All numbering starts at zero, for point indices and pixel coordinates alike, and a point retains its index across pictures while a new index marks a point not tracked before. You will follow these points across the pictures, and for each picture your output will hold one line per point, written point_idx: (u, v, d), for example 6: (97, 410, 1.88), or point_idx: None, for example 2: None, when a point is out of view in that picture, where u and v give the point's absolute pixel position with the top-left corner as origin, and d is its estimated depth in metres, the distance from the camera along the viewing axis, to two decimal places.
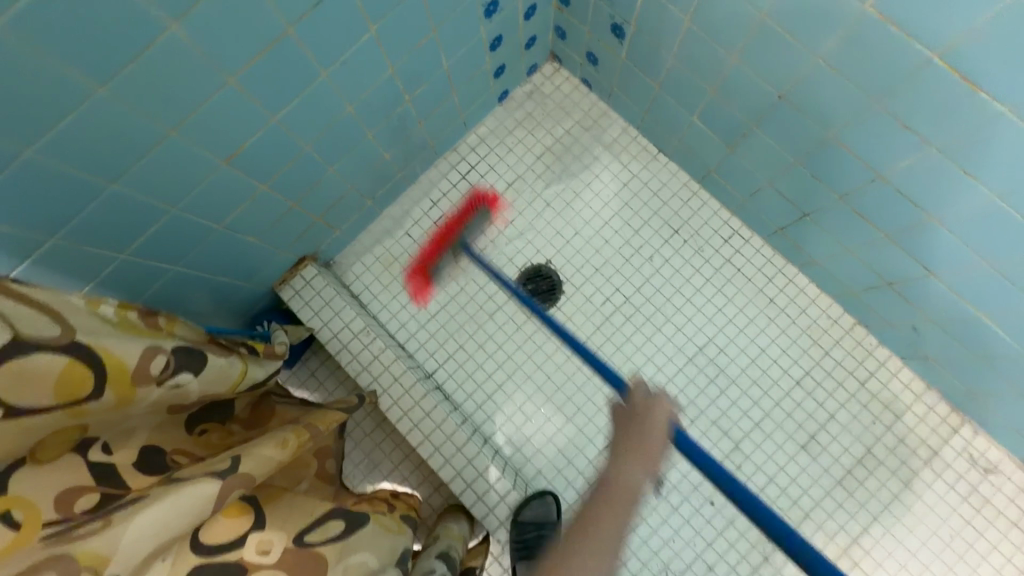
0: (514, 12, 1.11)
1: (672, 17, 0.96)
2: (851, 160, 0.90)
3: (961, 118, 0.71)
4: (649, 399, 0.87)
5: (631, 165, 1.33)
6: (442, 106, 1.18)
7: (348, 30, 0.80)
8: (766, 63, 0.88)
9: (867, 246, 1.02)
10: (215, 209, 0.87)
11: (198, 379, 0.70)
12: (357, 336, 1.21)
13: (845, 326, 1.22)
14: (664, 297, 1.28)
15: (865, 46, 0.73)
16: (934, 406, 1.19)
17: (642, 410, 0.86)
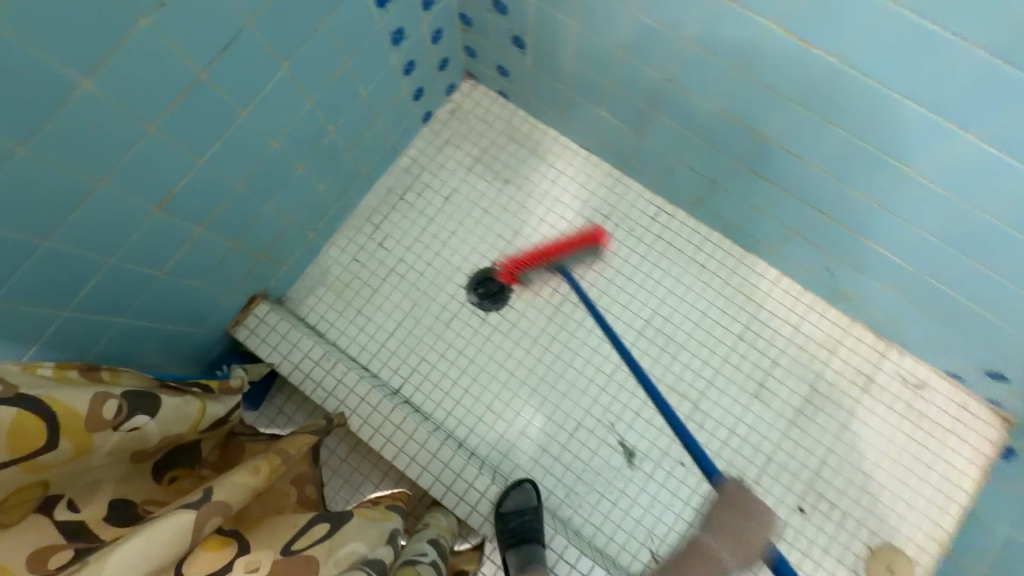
0: (420, 37, 1.18)
1: (561, 23, 1.05)
2: (738, 128, 1.00)
3: (806, 72, 0.80)
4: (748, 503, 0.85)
5: (557, 164, 1.42)
6: (367, 132, 1.24)
7: (259, 70, 0.85)
8: (647, 53, 0.97)
9: (770, 202, 1.12)
10: (153, 257, 0.90)
11: (155, 420, 0.73)
12: (317, 364, 1.24)
13: (773, 279, 1.33)
14: (607, 280, 1.36)
15: (719, 25, 0.83)
16: (863, 338, 1.30)
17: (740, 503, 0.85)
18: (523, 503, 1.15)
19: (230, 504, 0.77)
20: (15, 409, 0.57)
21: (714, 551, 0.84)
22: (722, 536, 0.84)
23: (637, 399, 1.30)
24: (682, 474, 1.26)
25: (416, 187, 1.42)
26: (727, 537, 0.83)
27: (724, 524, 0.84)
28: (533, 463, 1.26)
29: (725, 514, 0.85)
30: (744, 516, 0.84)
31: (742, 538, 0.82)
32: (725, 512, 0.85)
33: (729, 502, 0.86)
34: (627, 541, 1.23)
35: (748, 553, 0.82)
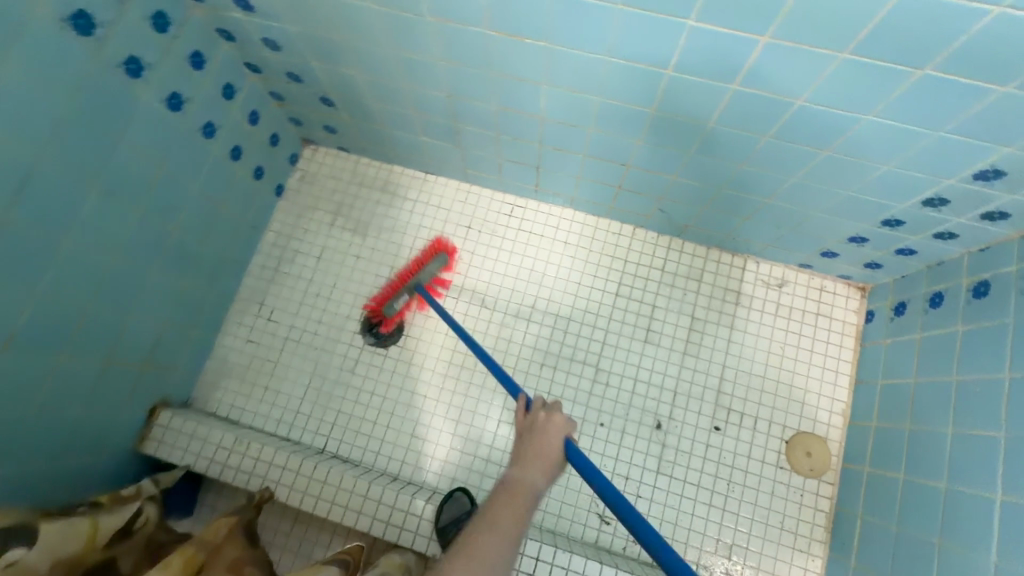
0: (235, 123, 1.27)
1: (347, 75, 1.16)
2: (523, 117, 1.12)
3: (534, 59, 0.93)
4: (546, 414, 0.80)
5: (410, 195, 1.52)
6: (217, 221, 1.31)
7: (66, 198, 0.91)
8: (421, 79, 1.09)
9: (586, 168, 1.25)
10: (18, 399, 0.93)
11: (35, 549, 0.76)
12: (232, 450, 1.25)
13: (628, 234, 1.45)
14: (485, 282, 1.45)
15: (452, 41, 0.95)
16: (720, 258, 1.43)
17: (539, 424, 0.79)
18: (457, 512, 1.21)
19: None
20: None
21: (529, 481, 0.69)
22: (533, 459, 0.73)
23: (544, 380, 1.37)
24: (605, 433, 1.33)
25: (288, 256, 1.49)
26: (529, 450, 0.75)
27: (519, 449, 0.75)
28: (468, 471, 1.32)
29: (519, 442, 0.77)
30: (535, 432, 0.78)
31: (543, 449, 0.75)
32: (525, 440, 0.77)
33: (525, 417, 0.82)
34: (575, 512, 1.28)
35: (549, 460, 0.73)
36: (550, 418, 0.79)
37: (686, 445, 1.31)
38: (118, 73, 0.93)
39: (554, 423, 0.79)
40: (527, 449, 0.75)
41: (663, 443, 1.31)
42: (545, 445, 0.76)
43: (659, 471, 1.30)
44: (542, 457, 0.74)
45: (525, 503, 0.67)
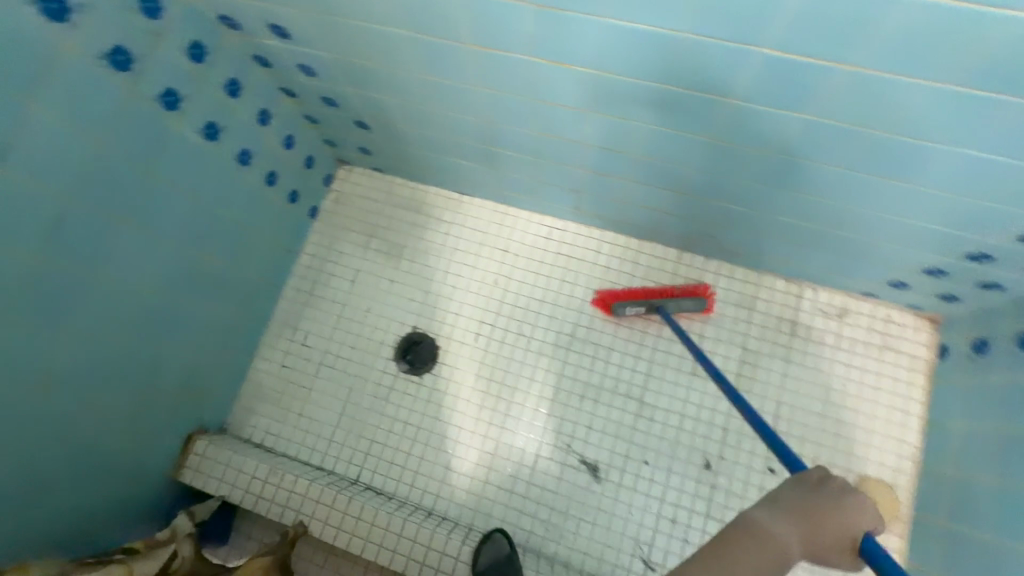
0: (270, 148, 1.25)
1: (380, 101, 1.12)
2: (565, 143, 1.06)
3: (578, 87, 0.87)
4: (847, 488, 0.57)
5: (445, 216, 1.47)
6: (252, 248, 1.29)
7: (100, 238, 0.90)
8: (459, 106, 1.04)
9: (630, 194, 1.18)
10: (53, 436, 0.93)
11: None
12: (266, 481, 1.24)
13: (675, 258, 1.37)
14: (522, 308, 1.39)
15: (493, 71, 0.90)
16: (775, 285, 1.33)
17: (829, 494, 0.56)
18: (497, 554, 1.15)
19: None
20: None
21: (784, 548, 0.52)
22: (803, 524, 0.54)
23: (585, 414, 1.31)
24: (650, 472, 1.26)
25: (323, 280, 1.47)
26: (804, 512, 0.55)
27: (788, 501, 0.56)
28: (505, 507, 1.26)
29: (795, 496, 0.57)
30: (832, 503, 0.55)
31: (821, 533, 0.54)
32: (806, 500, 0.56)
33: (811, 489, 0.57)
34: (619, 556, 1.21)
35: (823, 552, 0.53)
36: (860, 501, 0.56)
37: (738, 488, 1.23)
38: (154, 105, 0.91)
39: (862, 514, 0.56)
40: (801, 510, 0.55)
41: (712, 485, 1.24)
42: (823, 526, 0.54)
43: (709, 515, 1.22)
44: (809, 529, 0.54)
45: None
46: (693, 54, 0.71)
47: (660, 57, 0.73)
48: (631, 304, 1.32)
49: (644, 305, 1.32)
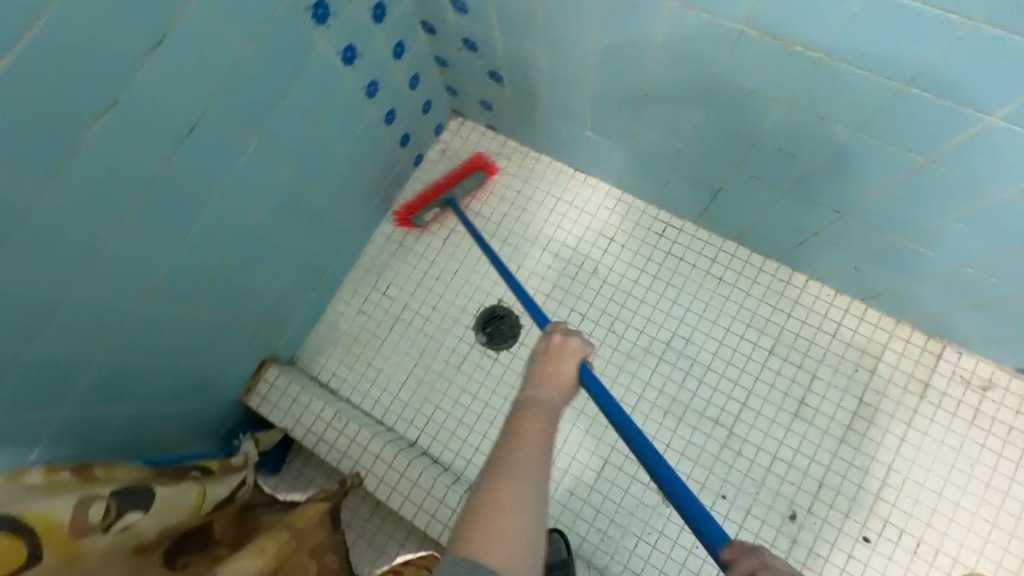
0: (396, 84, 1.17)
1: (530, 52, 1.01)
2: (726, 133, 0.94)
3: (787, 67, 0.74)
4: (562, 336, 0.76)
5: (554, 190, 1.37)
6: (357, 186, 1.23)
7: (230, 147, 0.84)
8: (619, 71, 0.93)
9: (777, 204, 1.05)
10: (149, 342, 0.90)
11: (150, 515, 0.72)
12: (329, 425, 1.22)
13: (799, 285, 1.24)
14: (619, 304, 1.29)
15: (684, 35, 0.78)
16: (910, 338, 1.19)
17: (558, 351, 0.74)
18: (552, 556, 1.10)
19: None
20: None
21: (545, 398, 0.65)
22: (543, 381, 0.70)
23: (665, 429, 1.21)
24: (726, 509, 1.16)
25: (416, 232, 1.40)
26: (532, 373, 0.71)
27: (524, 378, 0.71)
28: (563, 507, 1.18)
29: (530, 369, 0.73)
30: (555, 357, 0.73)
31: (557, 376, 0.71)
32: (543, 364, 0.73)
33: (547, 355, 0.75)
34: None
35: (568, 383, 0.70)
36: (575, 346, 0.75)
37: (823, 549, 1.12)
38: (306, 15, 0.84)
39: (570, 347, 0.75)
40: (542, 374, 0.71)
41: (794, 538, 1.13)
42: (559, 372, 0.71)
43: None
44: (554, 377, 0.70)
45: (550, 415, 0.62)
46: (976, 55, 0.60)
47: (936, 50, 0.61)
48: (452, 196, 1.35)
49: (438, 202, 1.35)
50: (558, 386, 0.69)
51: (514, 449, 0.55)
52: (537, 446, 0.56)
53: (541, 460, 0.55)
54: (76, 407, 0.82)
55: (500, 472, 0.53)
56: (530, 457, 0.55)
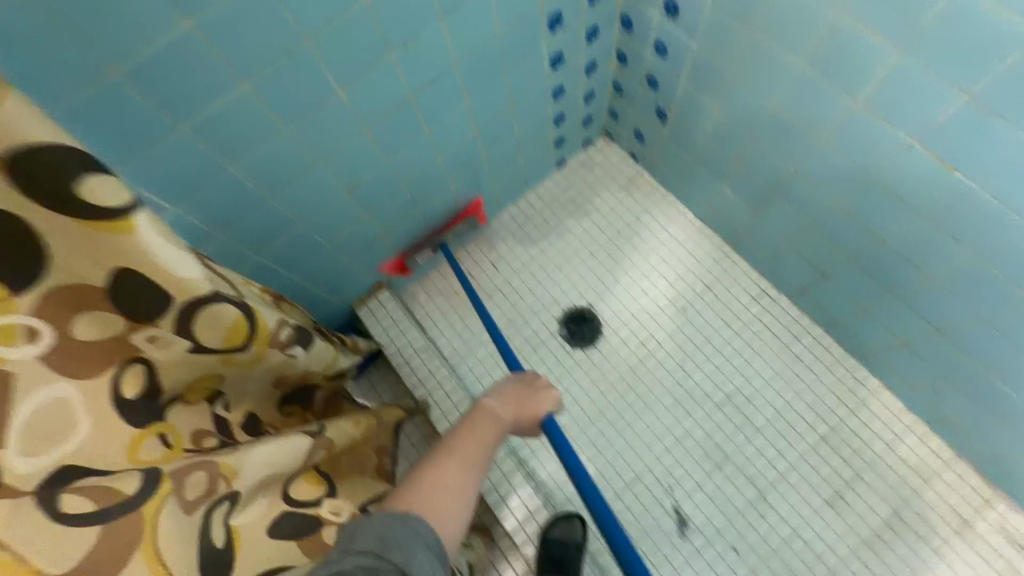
0: (576, 95, 1.33)
1: (706, 105, 1.15)
2: (861, 227, 1.03)
3: (942, 186, 0.84)
4: (526, 383, 0.95)
5: (670, 228, 1.50)
6: (510, 167, 1.39)
7: (451, 99, 1.02)
8: (783, 144, 1.05)
9: (880, 305, 1.13)
10: (326, 228, 1.08)
11: (305, 354, 0.90)
12: (416, 353, 1.41)
13: (871, 388, 1.30)
14: (695, 346, 1.40)
15: (858, 132, 0.89)
16: (965, 475, 1.23)
17: (527, 389, 0.94)
18: (568, 536, 1.21)
19: (335, 442, 0.93)
20: (236, 312, 0.73)
21: (495, 410, 0.82)
22: (506, 401, 0.89)
23: (700, 470, 1.30)
24: (733, 560, 1.23)
25: (537, 222, 1.54)
26: (515, 401, 0.89)
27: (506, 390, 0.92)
28: (583, 501, 1.28)
29: (511, 386, 0.93)
30: (526, 389, 0.94)
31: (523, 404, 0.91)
32: (516, 392, 0.92)
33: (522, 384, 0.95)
34: None
35: (524, 412, 0.90)
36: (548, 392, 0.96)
37: None
38: (544, 20, 1.02)
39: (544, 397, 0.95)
40: (512, 394, 0.91)
41: None
42: (519, 401, 0.91)
43: None
44: (513, 406, 0.89)
45: (491, 425, 0.78)
46: None
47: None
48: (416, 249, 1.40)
49: (430, 245, 1.41)
50: (512, 410, 0.88)
51: (448, 464, 0.66)
52: (468, 467, 0.68)
53: (461, 477, 0.66)
54: (262, 256, 1.01)
55: (423, 473, 0.65)
56: (454, 473, 0.66)
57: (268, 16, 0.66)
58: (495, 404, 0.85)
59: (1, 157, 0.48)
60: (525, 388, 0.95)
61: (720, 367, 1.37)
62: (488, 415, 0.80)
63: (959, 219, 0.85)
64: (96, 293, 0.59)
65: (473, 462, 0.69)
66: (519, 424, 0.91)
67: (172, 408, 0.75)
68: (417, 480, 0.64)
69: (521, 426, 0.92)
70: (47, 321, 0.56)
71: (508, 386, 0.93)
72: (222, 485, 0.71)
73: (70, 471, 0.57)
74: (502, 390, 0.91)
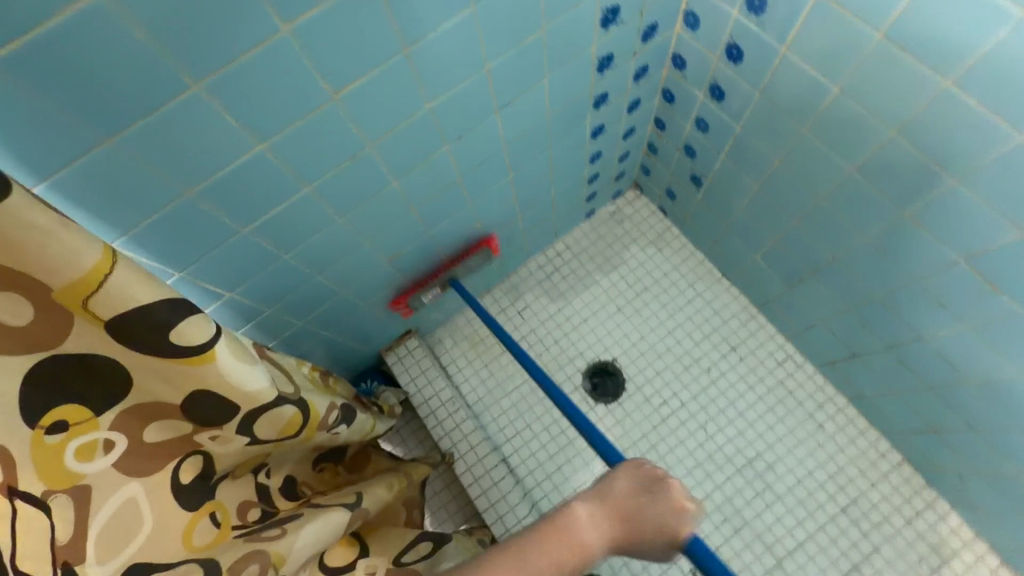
0: (612, 156, 1.34)
1: (744, 183, 1.16)
2: (895, 320, 1.04)
3: (985, 301, 0.84)
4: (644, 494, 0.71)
5: (697, 286, 1.51)
6: (543, 222, 1.41)
7: (495, 175, 1.04)
8: (822, 233, 1.05)
9: (910, 391, 1.14)
10: (364, 291, 1.11)
11: (347, 429, 0.92)
12: (444, 404, 1.41)
13: (893, 462, 1.31)
14: (718, 407, 1.41)
15: (900, 238, 0.90)
16: (984, 556, 1.23)
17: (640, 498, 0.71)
18: None
19: (370, 510, 0.92)
20: (294, 409, 0.74)
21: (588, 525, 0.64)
22: (603, 516, 0.67)
23: (719, 534, 1.31)
24: None
25: (564, 272, 1.56)
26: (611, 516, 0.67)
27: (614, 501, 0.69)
28: (601, 558, 1.30)
29: (628, 498, 0.70)
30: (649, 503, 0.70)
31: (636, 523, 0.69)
32: (632, 500, 0.70)
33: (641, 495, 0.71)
34: None
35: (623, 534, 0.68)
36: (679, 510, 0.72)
37: None
38: (590, 101, 1.03)
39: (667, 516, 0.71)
40: (616, 506, 0.68)
41: None
42: (624, 517, 0.69)
43: None
44: (615, 519, 0.68)
45: (583, 548, 0.62)
46: None
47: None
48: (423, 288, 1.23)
49: (440, 283, 1.26)
50: (613, 528, 0.67)
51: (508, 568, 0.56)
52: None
53: None
54: (303, 321, 1.04)
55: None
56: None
57: (337, 131, 0.68)
58: (593, 511, 0.66)
59: (111, 318, 0.53)
60: (638, 496, 0.71)
61: (742, 431, 1.38)
62: (580, 530, 0.64)
63: (1004, 333, 0.86)
64: (165, 405, 0.62)
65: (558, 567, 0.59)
66: (625, 545, 0.69)
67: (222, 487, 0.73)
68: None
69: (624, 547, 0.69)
70: (122, 434, 0.59)
71: (619, 487, 0.71)
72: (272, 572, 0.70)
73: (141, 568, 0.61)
74: (608, 489, 0.70)
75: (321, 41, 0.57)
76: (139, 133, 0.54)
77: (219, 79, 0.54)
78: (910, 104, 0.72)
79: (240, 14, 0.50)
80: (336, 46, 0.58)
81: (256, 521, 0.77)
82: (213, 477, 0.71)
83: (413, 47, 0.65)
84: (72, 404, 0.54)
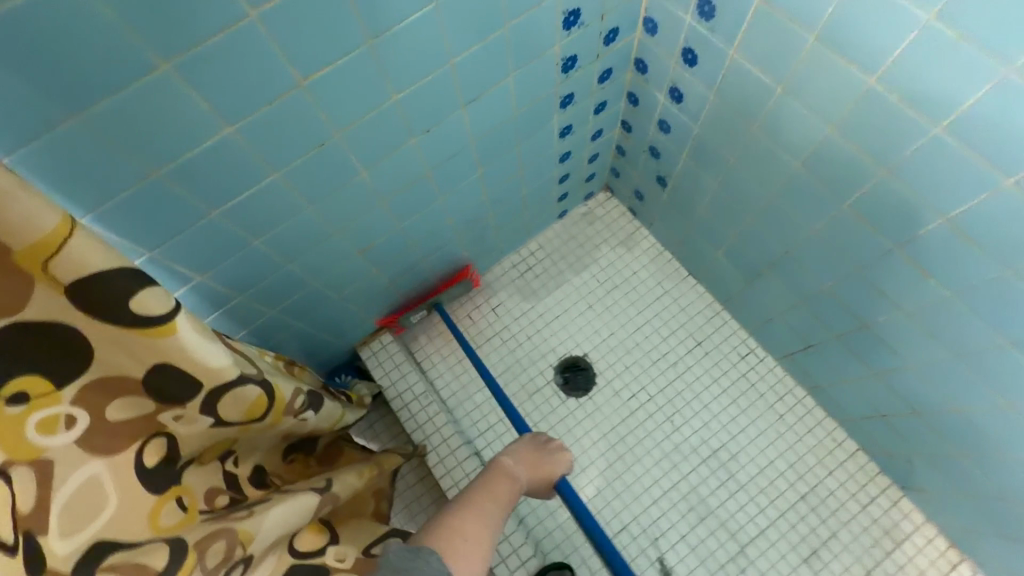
0: (580, 157, 1.39)
1: (704, 182, 1.21)
2: (844, 310, 1.10)
3: (919, 288, 0.91)
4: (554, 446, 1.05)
5: (665, 283, 1.56)
6: (514, 220, 1.44)
7: (464, 170, 1.07)
8: (775, 229, 1.11)
9: (860, 379, 1.20)
10: (336, 284, 1.13)
11: (316, 416, 0.94)
12: (417, 398, 1.44)
13: (848, 450, 1.37)
14: (684, 400, 1.45)
15: (844, 230, 0.96)
16: (933, 539, 1.29)
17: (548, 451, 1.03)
18: None
19: (341, 496, 0.94)
20: (259, 389, 0.77)
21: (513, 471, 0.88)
22: (524, 463, 0.95)
23: (685, 523, 1.35)
24: None
25: (536, 270, 1.60)
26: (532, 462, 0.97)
27: (527, 449, 1.00)
28: (572, 549, 1.32)
29: (533, 448, 1.01)
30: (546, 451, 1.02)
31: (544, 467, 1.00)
32: (539, 452, 1.01)
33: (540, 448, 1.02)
34: None
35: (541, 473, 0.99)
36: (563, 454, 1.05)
37: None
38: (556, 100, 1.07)
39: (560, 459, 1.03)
40: (530, 457, 0.98)
41: None
42: (540, 465, 0.99)
43: None
44: (528, 466, 0.95)
45: (513, 486, 0.84)
46: None
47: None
48: (409, 311, 1.46)
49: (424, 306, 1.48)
50: (530, 471, 0.96)
51: (470, 519, 0.71)
52: (488, 520, 0.73)
53: (484, 532, 0.71)
54: (274, 313, 1.05)
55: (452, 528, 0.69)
56: (476, 529, 0.70)
57: (306, 118, 0.71)
58: (510, 461, 0.92)
59: (69, 284, 0.55)
60: (540, 450, 1.02)
61: (707, 422, 1.43)
62: (507, 474, 0.86)
63: (938, 319, 0.92)
64: (130, 380, 0.64)
65: (496, 507, 0.77)
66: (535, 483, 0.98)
67: (189, 471, 0.73)
68: (447, 529, 0.68)
69: (536, 484, 1.00)
70: (84, 408, 0.60)
71: (525, 445, 1.00)
72: (239, 551, 0.71)
73: (102, 546, 0.60)
74: (525, 446, 1.00)
75: (286, 29, 0.60)
76: (108, 112, 0.56)
77: (188, 60, 0.56)
78: (841, 102, 0.79)
79: (208, 0, 0.53)
80: (302, 35, 0.61)
81: (224, 507, 0.77)
82: (179, 461, 0.72)
83: (377, 39, 0.68)
84: (40, 378, 0.55)
